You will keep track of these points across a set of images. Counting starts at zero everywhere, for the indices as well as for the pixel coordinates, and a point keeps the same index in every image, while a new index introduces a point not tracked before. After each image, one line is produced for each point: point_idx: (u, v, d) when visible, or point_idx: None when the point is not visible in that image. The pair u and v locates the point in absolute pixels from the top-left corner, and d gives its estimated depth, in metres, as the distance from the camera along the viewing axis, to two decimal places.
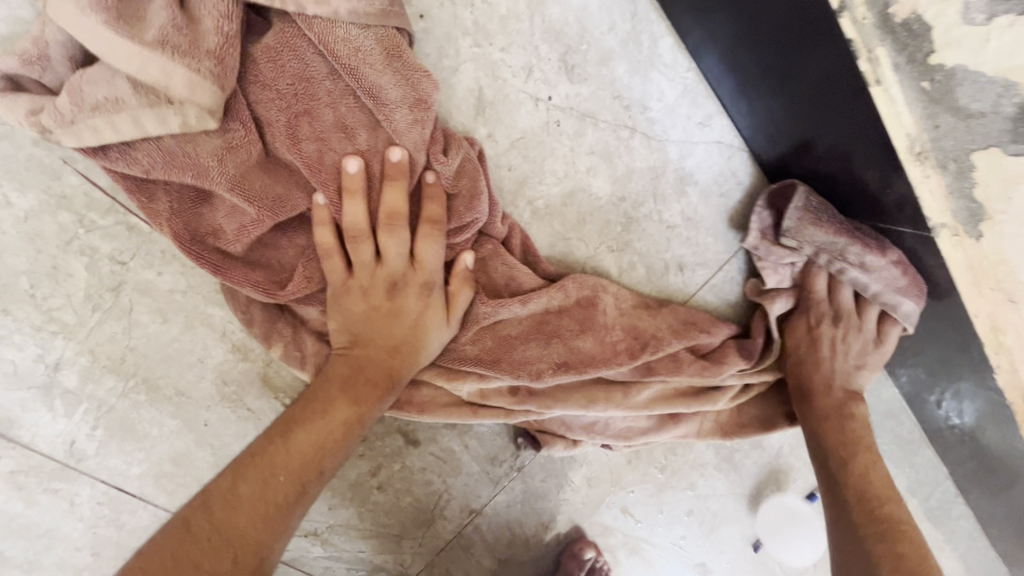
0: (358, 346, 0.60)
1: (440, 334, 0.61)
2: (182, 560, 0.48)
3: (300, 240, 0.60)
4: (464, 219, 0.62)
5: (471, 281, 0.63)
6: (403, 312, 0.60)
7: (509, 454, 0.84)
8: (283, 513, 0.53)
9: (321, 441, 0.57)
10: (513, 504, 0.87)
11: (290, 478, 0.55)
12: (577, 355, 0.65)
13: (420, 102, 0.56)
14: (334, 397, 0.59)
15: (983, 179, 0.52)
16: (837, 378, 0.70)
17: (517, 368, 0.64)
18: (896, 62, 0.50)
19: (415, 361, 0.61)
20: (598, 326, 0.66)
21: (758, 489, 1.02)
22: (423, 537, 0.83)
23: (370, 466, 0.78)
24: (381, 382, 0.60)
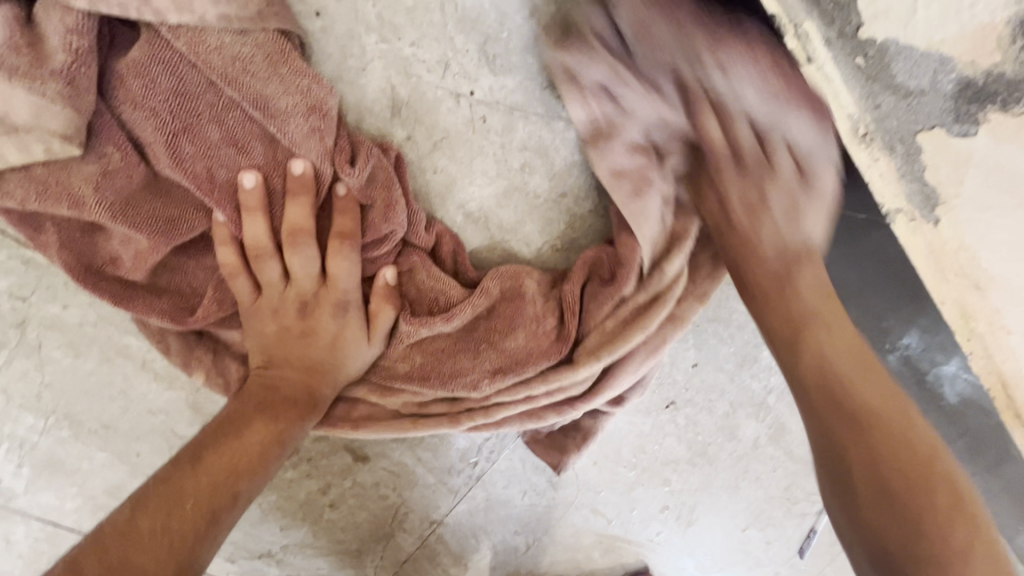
0: (271, 367, 0.58)
1: (359, 352, 0.59)
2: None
3: (209, 261, 0.57)
4: (379, 230, 0.58)
5: (393, 294, 0.60)
6: (319, 332, 0.58)
7: (467, 462, 0.82)
8: (193, 540, 0.47)
9: (234, 462, 0.52)
10: (476, 512, 0.85)
11: (200, 505, 0.49)
12: (506, 357, 0.62)
13: (314, 109, 0.52)
14: (248, 416, 0.55)
15: (934, 161, 0.45)
16: (767, 246, 0.56)
17: (448, 383, 0.62)
18: (827, 37, 0.44)
19: (335, 378, 0.59)
20: (529, 320, 0.62)
21: (737, 480, 0.99)
22: (384, 551, 0.82)
23: (319, 484, 0.76)
24: (297, 401, 0.57)
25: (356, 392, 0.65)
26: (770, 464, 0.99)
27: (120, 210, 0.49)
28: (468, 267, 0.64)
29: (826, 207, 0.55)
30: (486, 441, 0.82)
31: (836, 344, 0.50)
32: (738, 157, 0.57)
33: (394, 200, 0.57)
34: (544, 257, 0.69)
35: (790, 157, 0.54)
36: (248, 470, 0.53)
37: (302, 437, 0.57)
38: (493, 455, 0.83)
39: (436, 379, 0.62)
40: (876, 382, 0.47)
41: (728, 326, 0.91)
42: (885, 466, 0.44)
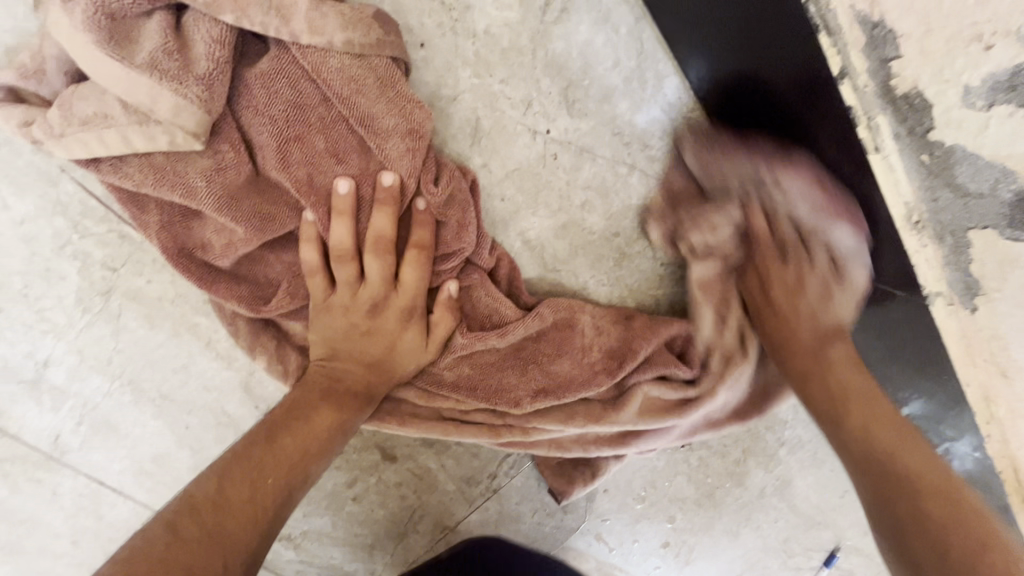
0: (336, 358, 0.63)
1: (413, 356, 0.63)
2: (175, 558, 0.48)
3: (288, 258, 0.60)
4: (450, 247, 0.62)
5: (451, 306, 0.64)
6: (381, 332, 0.61)
7: (486, 475, 0.84)
8: (269, 514, 0.55)
9: (302, 445, 0.60)
10: (487, 523, 0.87)
11: (277, 480, 0.57)
12: (552, 381, 0.67)
13: (413, 132, 0.56)
14: (313, 403, 0.62)
15: (979, 255, 0.51)
16: (802, 326, 0.66)
17: (493, 398, 0.67)
18: (897, 133, 0.48)
19: (391, 375, 0.63)
20: (575, 351, 0.67)
21: (738, 526, 1.02)
22: (394, 549, 0.85)
23: (346, 477, 0.78)
24: (358, 393, 0.63)
25: (403, 393, 0.69)
26: (773, 514, 1.02)
27: (224, 202, 0.53)
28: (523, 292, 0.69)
29: (858, 277, 0.63)
30: (508, 456, 0.85)
31: (842, 377, 0.62)
32: (781, 248, 0.66)
33: (468, 221, 0.62)
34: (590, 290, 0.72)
35: (830, 254, 0.63)
36: (313, 453, 0.60)
37: (358, 426, 0.64)
38: (511, 471, 0.86)
39: (481, 392, 0.67)
40: (863, 385, 0.61)
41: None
42: (894, 477, 0.54)
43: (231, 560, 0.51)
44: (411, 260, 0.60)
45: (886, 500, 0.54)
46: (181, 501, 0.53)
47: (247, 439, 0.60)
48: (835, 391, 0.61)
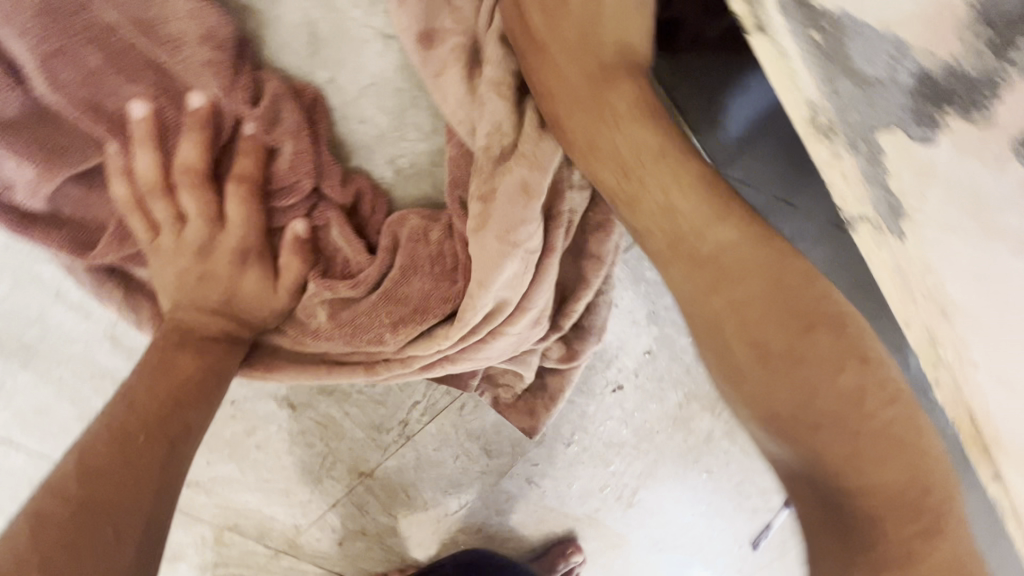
0: (179, 305, 0.58)
1: (258, 299, 0.58)
2: (55, 540, 0.45)
3: (105, 198, 0.55)
4: (286, 178, 0.55)
5: (298, 244, 0.57)
6: (214, 275, 0.57)
7: (395, 422, 0.81)
8: (157, 468, 0.52)
9: (168, 394, 0.55)
10: (406, 469, 0.86)
11: (151, 434, 0.53)
12: (408, 307, 0.59)
13: (208, 39, 0.49)
14: (167, 354, 0.57)
15: (897, 167, 0.37)
16: (608, 125, 0.52)
17: (358, 336, 0.60)
18: (782, 2, 0.37)
19: (246, 319, 0.59)
20: (426, 266, 0.59)
21: (684, 469, 1.00)
22: (311, 493, 0.85)
23: (244, 425, 0.78)
24: (215, 340, 0.58)
25: (274, 343, 0.64)
26: (717, 453, 1.00)
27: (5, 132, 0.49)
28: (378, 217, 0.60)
29: None
30: (416, 404, 0.82)
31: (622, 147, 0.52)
32: None
33: (303, 146, 0.54)
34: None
35: None
36: (185, 400, 0.56)
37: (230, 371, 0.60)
38: (423, 417, 0.82)
39: (344, 335, 0.60)
40: (713, 221, 0.46)
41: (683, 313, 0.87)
42: (782, 335, 0.42)
43: (127, 528, 0.48)
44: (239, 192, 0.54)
45: (763, 362, 0.42)
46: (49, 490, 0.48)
47: (107, 412, 0.54)
48: (644, 185, 0.50)
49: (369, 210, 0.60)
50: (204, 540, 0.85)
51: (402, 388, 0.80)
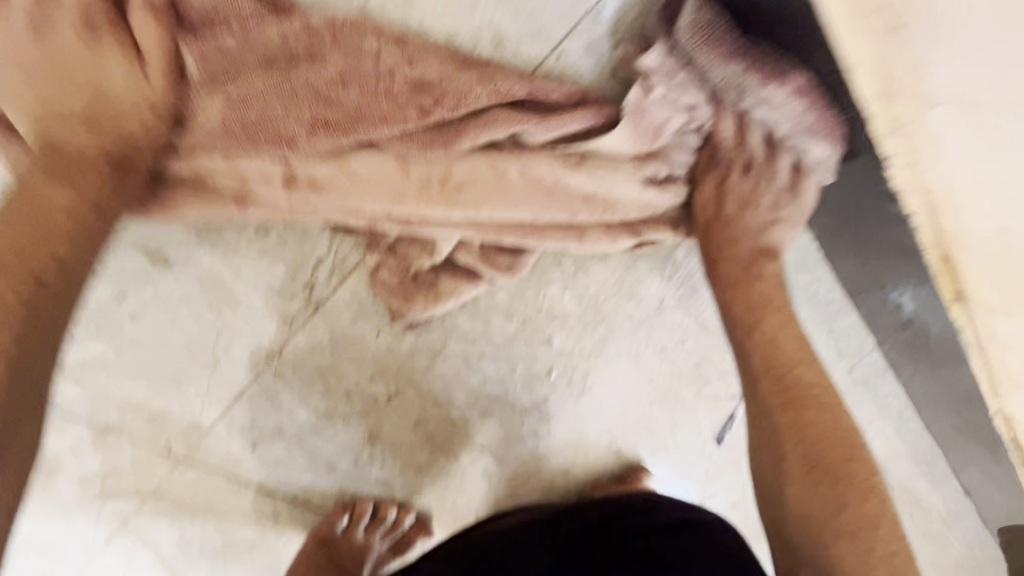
0: (41, 123, 0.53)
1: (123, 87, 0.53)
2: None
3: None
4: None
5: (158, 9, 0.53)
6: (65, 63, 0.52)
7: (299, 284, 0.70)
8: (14, 315, 0.48)
9: (31, 233, 0.51)
10: (319, 347, 0.75)
11: (8, 276, 0.49)
12: (338, 114, 0.57)
13: None
14: (33, 189, 0.53)
15: None
16: (745, 240, 0.67)
17: (265, 138, 0.58)
18: None
19: (131, 139, 0.55)
20: (366, 75, 0.56)
21: (640, 348, 0.92)
22: (210, 380, 0.73)
23: (111, 289, 0.66)
24: (88, 170, 0.53)
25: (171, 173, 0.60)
26: (674, 332, 0.93)
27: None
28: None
29: None
30: (321, 261, 0.70)
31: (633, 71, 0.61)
32: None
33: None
34: (374, 8, 0.59)
35: None
36: (62, 241, 0.52)
37: (120, 207, 0.56)
38: (332, 280, 0.71)
39: (263, 141, 0.58)
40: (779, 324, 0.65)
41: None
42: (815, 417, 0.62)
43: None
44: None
45: (778, 369, 0.64)
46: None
47: None
48: (758, 318, 0.65)
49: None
50: (83, 442, 0.74)
51: (302, 240, 0.69)
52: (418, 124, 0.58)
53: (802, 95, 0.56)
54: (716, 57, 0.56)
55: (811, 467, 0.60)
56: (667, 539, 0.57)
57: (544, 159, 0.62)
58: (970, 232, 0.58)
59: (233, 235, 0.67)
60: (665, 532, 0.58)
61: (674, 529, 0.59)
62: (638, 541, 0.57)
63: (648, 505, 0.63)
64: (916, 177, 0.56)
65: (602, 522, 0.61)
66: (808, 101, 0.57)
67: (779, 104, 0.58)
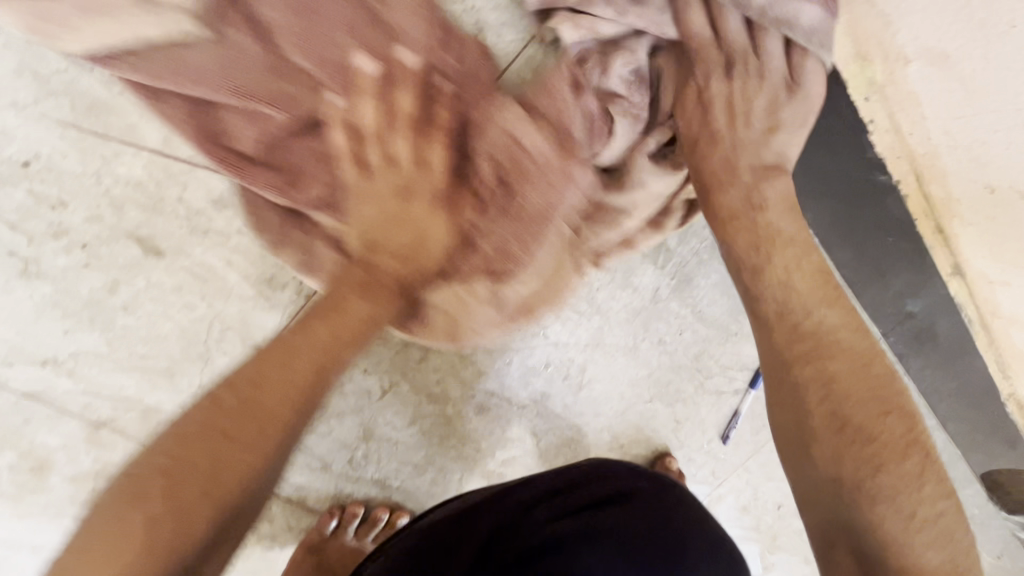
0: (364, 269, 0.57)
1: (439, 234, 0.59)
2: (213, 437, 0.47)
3: (316, 143, 0.60)
4: (336, 49, 0.58)
5: (421, 126, 0.58)
6: (404, 216, 0.57)
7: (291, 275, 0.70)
8: (304, 394, 0.52)
9: (336, 332, 0.55)
10: None
11: (312, 360, 0.53)
12: (497, 179, 0.61)
13: None
14: (345, 296, 0.56)
15: None
16: (740, 163, 0.58)
17: (473, 223, 0.60)
18: None
19: (426, 267, 0.59)
20: (494, 133, 0.60)
21: (636, 340, 0.92)
22: (201, 375, 0.72)
23: (104, 278, 0.65)
24: (395, 283, 0.58)
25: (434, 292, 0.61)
26: (672, 324, 0.92)
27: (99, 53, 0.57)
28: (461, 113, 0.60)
29: None
30: None
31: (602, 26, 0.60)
32: None
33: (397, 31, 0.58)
34: None
35: None
36: (347, 341, 0.55)
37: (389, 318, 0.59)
38: None
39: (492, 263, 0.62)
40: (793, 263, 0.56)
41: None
42: (847, 368, 0.51)
43: (189, 513, 0.44)
44: (367, 94, 0.57)
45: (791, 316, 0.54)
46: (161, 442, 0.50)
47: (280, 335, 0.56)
48: (766, 257, 0.56)
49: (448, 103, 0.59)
50: (72, 443, 0.72)
51: None
52: (501, 186, 0.61)
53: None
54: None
55: (841, 426, 0.49)
56: (605, 514, 0.56)
57: (527, 123, 0.60)
58: (959, 198, 0.57)
59: (224, 221, 0.65)
60: (603, 506, 0.57)
61: (606, 504, 0.57)
62: (571, 521, 0.56)
63: (577, 478, 0.61)
64: (900, 143, 0.57)
65: (527, 506, 0.58)
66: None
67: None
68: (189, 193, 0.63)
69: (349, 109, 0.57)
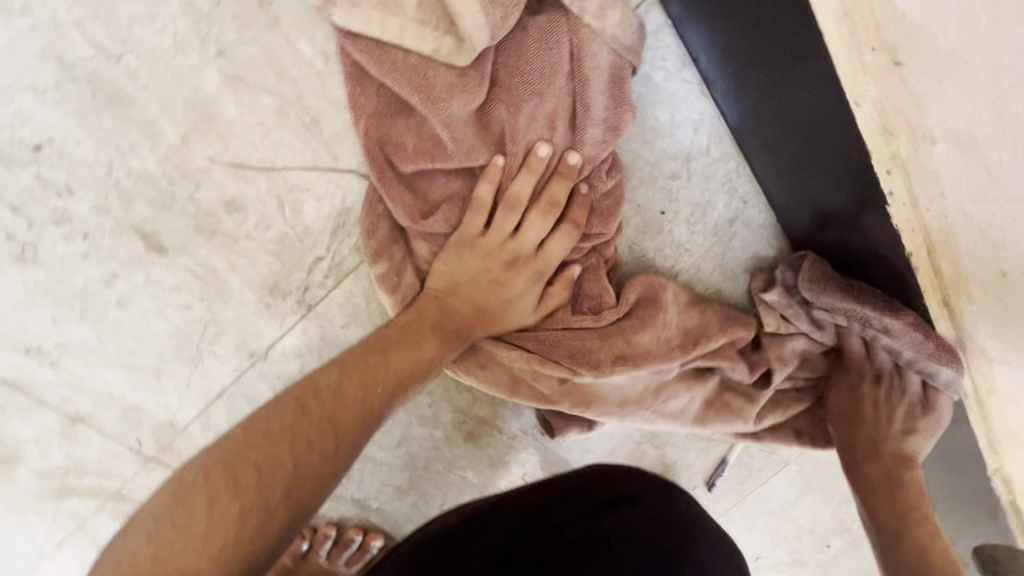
0: (443, 323, 0.67)
1: (526, 306, 0.69)
2: (302, 442, 0.56)
3: (456, 183, 0.65)
4: (520, 134, 0.61)
5: (557, 216, 0.66)
6: (506, 283, 0.67)
7: (295, 284, 0.69)
8: (373, 409, 0.62)
9: (413, 363, 0.66)
10: (307, 351, 0.72)
11: (385, 384, 0.64)
12: (569, 278, 0.71)
13: None
14: (423, 331, 0.67)
15: None
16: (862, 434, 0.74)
17: (608, 333, 0.73)
18: None
19: (499, 323, 0.69)
20: (597, 226, 0.69)
21: None
22: (191, 376, 0.70)
23: (102, 271, 0.63)
24: (461, 331, 0.68)
25: (517, 338, 0.73)
26: None
27: (356, 35, 0.56)
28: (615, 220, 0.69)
29: None
30: (321, 262, 0.68)
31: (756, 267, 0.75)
32: None
33: (582, 131, 0.62)
34: None
35: None
36: (417, 372, 0.66)
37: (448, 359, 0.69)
38: (327, 282, 0.70)
39: (561, 356, 0.72)
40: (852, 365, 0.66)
41: (645, 140, 0.75)
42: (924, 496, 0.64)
43: (273, 507, 0.52)
44: (490, 179, 0.63)
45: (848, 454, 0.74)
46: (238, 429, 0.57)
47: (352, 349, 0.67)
48: None
49: (598, 222, 0.69)
50: (48, 434, 0.70)
51: (302, 239, 0.67)
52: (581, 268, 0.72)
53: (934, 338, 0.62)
54: (838, 296, 0.67)
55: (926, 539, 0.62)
56: (616, 516, 0.56)
57: (591, 222, 0.68)
58: (969, 274, 0.58)
59: (235, 225, 0.64)
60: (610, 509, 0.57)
61: (619, 505, 0.58)
62: (587, 523, 0.56)
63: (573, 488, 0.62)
64: (915, 217, 0.56)
65: (538, 513, 0.60)
66: (923, 333, 0.62)
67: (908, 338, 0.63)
68: (201, 192, 0.62)
69: (512, 173, 0.63)
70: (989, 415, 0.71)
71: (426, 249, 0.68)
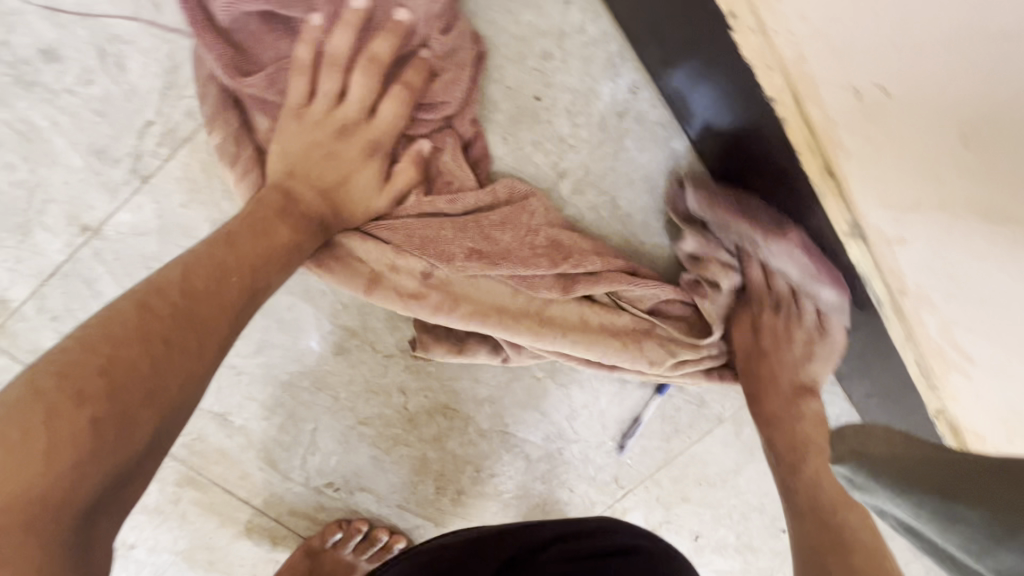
0: (287, 210, 0.61)
1: (369, 183, 0.64)
2: (153, 342, 0.49)
3: (283, 41, 0.62)
4: None
5: (383, 75, 0.62)
6: (341, 154, 0.63)
7: (125, 151, 0.65)
8: (232, 306, 0.56)
9: (267, 251, 0.59)
10: (145, 230, 0.68)
11: (242, 279, 0.57)
12: (417, 155, 0.65)
13: None
14: (269, 220, 0.60)
15: None
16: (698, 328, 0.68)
17: (464, 224, 0.66)
18: None
19: (345, 210, 0.64)
20: (438, 92, 0.65)
21: None
22: (19, 250, 0.67)
23: None
24: (313, 220, 0.62)
25: (372, 230, 0.66)
26: None
27: None
28: (459, 89, 0.66)
29: None
30: (151, 126, 0.65)
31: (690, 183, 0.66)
32: None
33: None
34: None
35: None
36: (276, 263, 0.60)
37: (307, 255, 0.63)
38: (160, 150, 0.66)
39: (417, 244, 0.66)
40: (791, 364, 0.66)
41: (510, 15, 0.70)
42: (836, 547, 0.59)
43: (138, 418, 0.46)
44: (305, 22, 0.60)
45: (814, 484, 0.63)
46: (69, 341, 0.48)
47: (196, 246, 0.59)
48: None
49: (440, 88, 0.65)
50: None
51: (128, 98, 0.64)
52: (430, 148, 0.66)
53: (811, 255, 0.61)
54: (727, 208, 0.65)
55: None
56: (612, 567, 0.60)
57: (430, 86, 0.65)
58: (835, 120, 0.48)
59: (54, 75, 0.63)
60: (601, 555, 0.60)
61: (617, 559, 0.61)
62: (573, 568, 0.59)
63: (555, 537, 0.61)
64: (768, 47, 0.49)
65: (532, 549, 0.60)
66: (804, 252, 0.61)
67: (791, 257, 0.62)
68: (16, 37, 0.62)
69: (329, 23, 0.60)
70: (902, 317, 0.55)
71: (256, 115, 0.64)
